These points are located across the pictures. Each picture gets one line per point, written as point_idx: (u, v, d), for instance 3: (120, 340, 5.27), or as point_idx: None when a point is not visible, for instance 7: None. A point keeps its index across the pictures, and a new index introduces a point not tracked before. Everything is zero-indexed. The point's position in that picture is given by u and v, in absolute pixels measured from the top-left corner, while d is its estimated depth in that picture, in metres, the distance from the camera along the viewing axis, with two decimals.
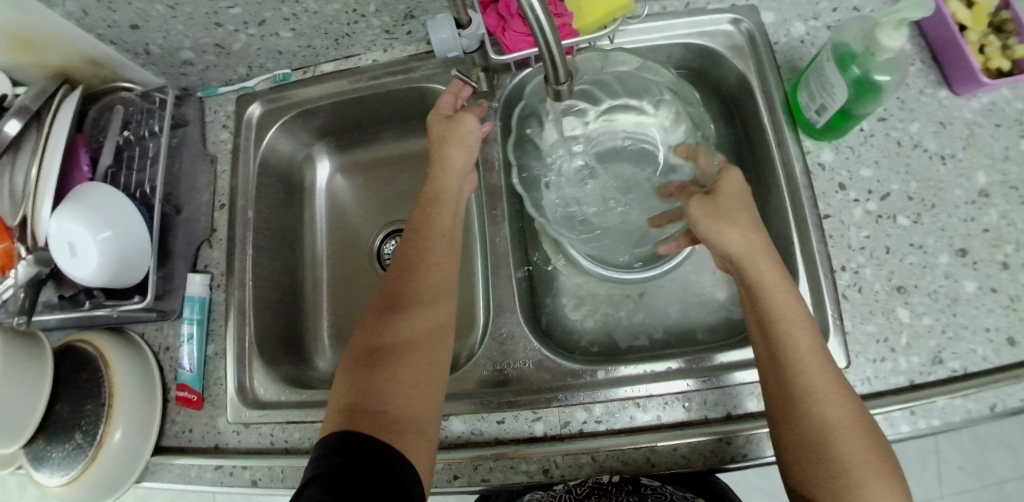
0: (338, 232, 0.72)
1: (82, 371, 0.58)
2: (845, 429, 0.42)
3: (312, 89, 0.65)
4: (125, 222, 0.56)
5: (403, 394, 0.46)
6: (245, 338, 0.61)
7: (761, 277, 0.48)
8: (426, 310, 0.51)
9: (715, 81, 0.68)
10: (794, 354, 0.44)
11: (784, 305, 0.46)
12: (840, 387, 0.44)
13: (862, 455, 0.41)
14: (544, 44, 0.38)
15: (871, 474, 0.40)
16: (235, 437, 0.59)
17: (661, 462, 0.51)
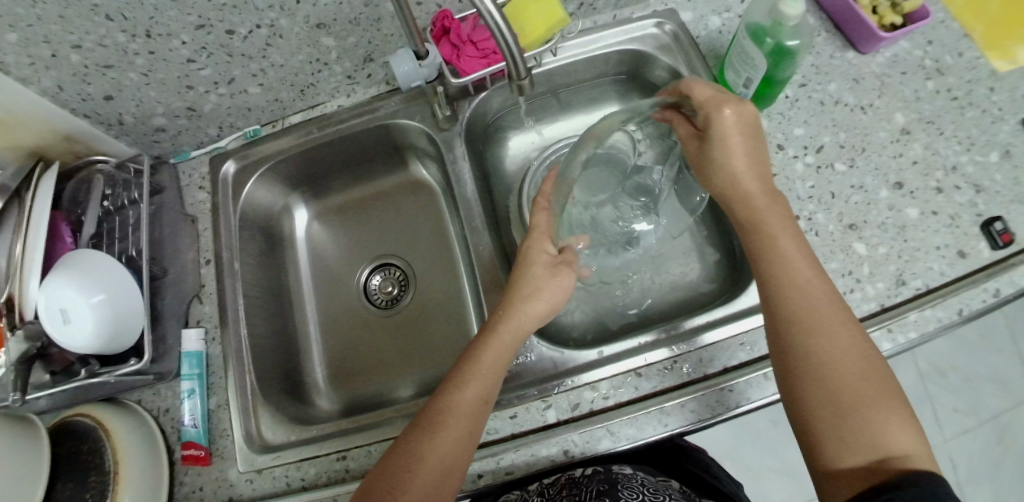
0: (323, 275, 0.74)
1: (85, 443, 0.57)
2: (838, 356, 0.44)
3: (282, 141, 0.69)
4: (116, 285, 0.58)
5: (439, 467, 0.46)
6: (246, 385, 0.61)
7: (748, 211, 0.53)
8: (488, 385, 0.50)
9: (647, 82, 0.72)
10: (786, 282, 0.48)
11: (777, 237, 0.51)
12: (845, 318, 0.46)
13: (852, 380, 0.44)
14: (505, 47, 0.46)
15: (857, 398, 0.43)
16: (249, 486, 0.58)
17: (673, 422, 0.53)
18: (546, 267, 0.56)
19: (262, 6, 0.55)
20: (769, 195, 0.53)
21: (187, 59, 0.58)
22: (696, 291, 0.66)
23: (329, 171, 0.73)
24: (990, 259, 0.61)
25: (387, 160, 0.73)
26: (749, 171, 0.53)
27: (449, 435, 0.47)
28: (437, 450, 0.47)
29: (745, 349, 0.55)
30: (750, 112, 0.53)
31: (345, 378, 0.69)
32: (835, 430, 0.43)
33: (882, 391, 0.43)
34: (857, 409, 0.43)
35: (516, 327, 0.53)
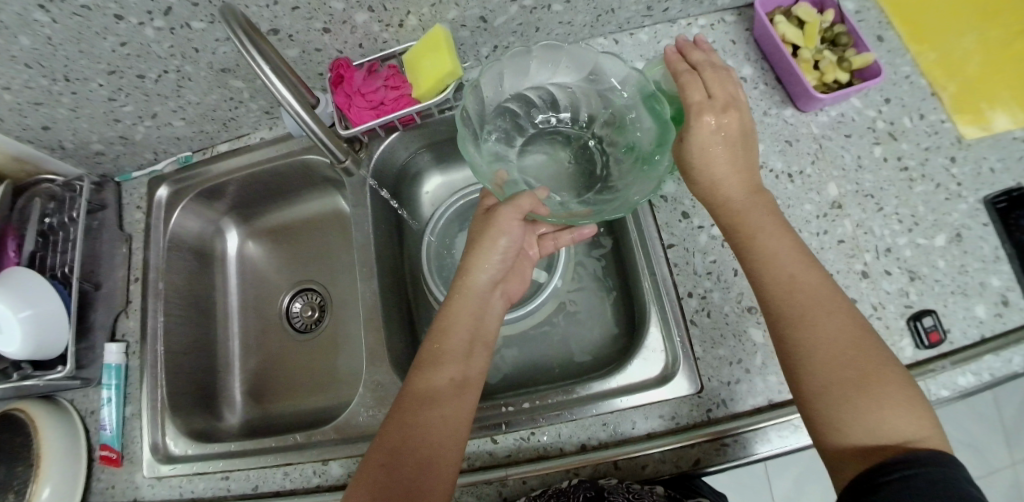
0: (251, 293, 0.78)
1: (17, 437, 0.66)
2: (836, 352, 0.43)
3: (209, 168, 0.72)
4: (44, 301, 0.64)
5: (442, 441, 0.49)
6: (157, 397, 0.67)
7: (734, 204, 0.51)
8: (462, 347, 0.55)
9: None
10: (781, 280, 0.47)
11: (761, 233, 0.49)
12: (837, 307, 0.45)
13: (848, 375, 0.42)
14: (309, 126, 0.55)
15: (860, 390, 0.41)
16: (151, 489, 0.65)
17: (513, 495, 0.54)
18: (490, 215, 0.60)
19: (165, 55, 0.57)
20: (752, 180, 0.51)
21: (108, 98, 0.62)
22: (589, 356, 0.65)
23: (258, 197, 0.76)
24: (913, 359, 0.56)
25: (313, 190, 0.76)
26: (729, 176, 0.51)
27: (441, 412, 0.50)
28: (430, 425, 0.49)
29: (605, 430, 0.55)
30: (735, 121, 0.50)
31: (258, 396, 0.74)
32: (842, 422, 0.41)
33: (885, 377, 0.42)
34: (859, 397, 0.41)
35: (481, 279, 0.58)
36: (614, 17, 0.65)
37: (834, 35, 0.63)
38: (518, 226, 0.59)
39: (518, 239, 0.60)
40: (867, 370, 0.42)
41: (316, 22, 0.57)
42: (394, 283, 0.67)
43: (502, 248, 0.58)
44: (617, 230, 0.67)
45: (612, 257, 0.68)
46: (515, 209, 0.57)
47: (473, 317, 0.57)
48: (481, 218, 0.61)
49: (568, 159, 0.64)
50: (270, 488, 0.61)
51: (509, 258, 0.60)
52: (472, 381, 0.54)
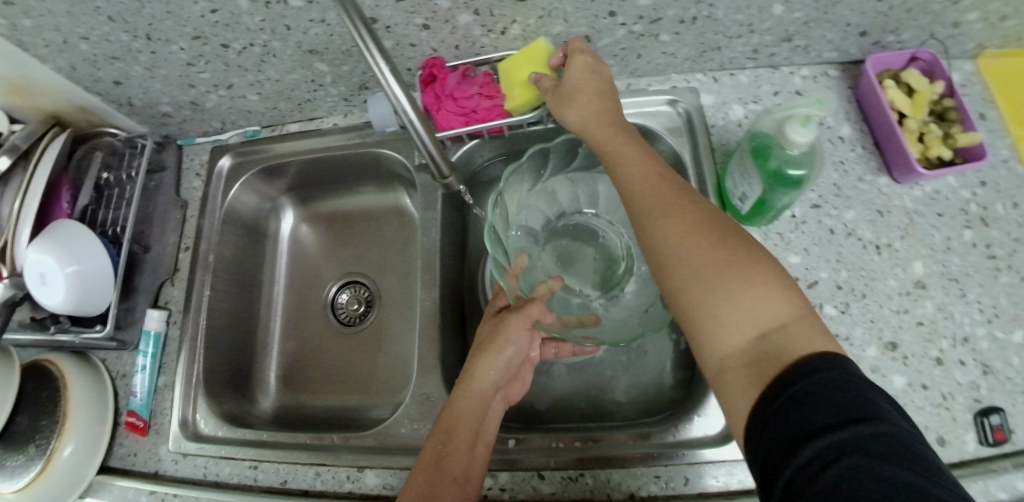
0: (298, 277, 0.76)
1: (43, 390, 0.63)
2: (689, 238, 0.41)
3: (277, 146, 0.70)
4: (92, 258, 0.62)
5: (456, 495, 0.48)
6: (193, 372, 0.65)
7: (643, 184, 0.45)
8: (482, 400, 0.54)
9: None
10: (649, 189, 0.45)
11: (640, 174, 0.46)
12: (676, 233, 0.42)
13: (688, 248, 0.40)
14: (416, 132, 0.51)
15: (729, 265, 0.39)
16: (173, 466, 0.64)
17: None
18: (498, 323, 0.58)
19: (254, 27, 0.54)
20: (619, 127, 0.51)
21: (186, 63, 0.60)
22: (645, 399, 0.63)
23: (320, 181, 0.73)
24: (973, 455, 0.54)
25: (376, 180, 0.73)
26: (633, 169, 0.47)
27: (455, 468, 0.49)
28: (447, 480, 0.48)
29: (657, 483, 0.53)
30: (597, 100, 0.52)
31: (292, 384, 0.71)
32: (750, 384, 0.36)
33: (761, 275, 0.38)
34: (733, 320, 0.38)
35: (496, 368, 0.55)
36: (717, 54, 0.61)
37: (943, 108, 0.60)
38: (527, 334, 0.57)
39: (526, 347, 0.58)
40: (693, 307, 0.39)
41: (418, 16, 0.54)
42: (451, 293, 0.65)
43: (507, 358, 0.56)
44: None
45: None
46: (524, 318, 0.57)
47: (498, 379, 0.55)
48: (489, 324, 0.59)
49: (592, 245, 0.67)
50: (298, 485, 0.59)
51: (514, 365, 0.57)
52: (486, 434, 0.53)
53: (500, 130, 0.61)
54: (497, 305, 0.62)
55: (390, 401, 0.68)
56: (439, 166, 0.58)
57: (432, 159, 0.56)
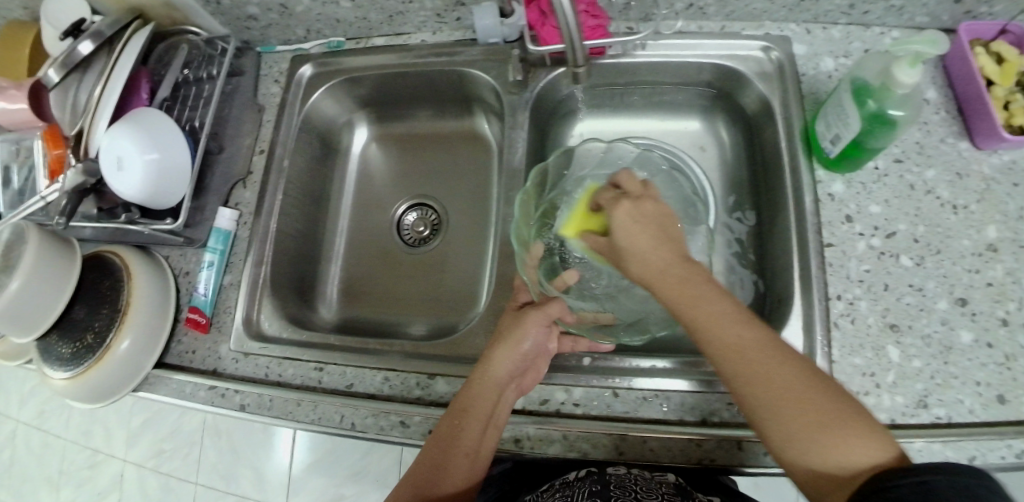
0: (364, 196, 0.76)
1: (107, 279, 0.65)
2: (786, 392, 0.41)
3: (359, 58, 0.69)
4: (170, 148, 0.62)
5: (462, 464, 0.50)
6: (260, 274, 0.65)
7: (655, 261, 0.47)
8: (496, 387, 0.52)
9: (738, 104, 0.66)
10: (721, 332, 0.43)
11: (702, 301, 0.45)
12: (780, 364, 0.42)
13: (789, 409, 0.40)
14: (564, 20, 0.49)
15: (817, 417, 0.40)
16: (233, 364, 0.63)
17: (629, 451, 0.53)
18: (519, 315, 0.55)
19: None
20: (663, 241, 0.48)
21: None
22: None
23: (396, 99, 0.73)
24: None
25: (454, 105, 0.72)
26: (657, 248, 0.47)
27: (466, 445, 0.50)
28: (458, 456, 0.50)
29: (733, 410, 0.53)
30: (650, 208, 0.49)
31: (352, 298, 0.71)
32: (814, 436, 0.39)
33: (849, 410, 0.40)
34: (776, 400, 0.41)
35: (514, 365, 0.53)
36: (815, 6, 0.61)
37: None
38: (547, 330, 0.55)
39: (545, 340, 0.55)
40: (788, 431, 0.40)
41: None
42: None
43: (524, 352, 0.53)
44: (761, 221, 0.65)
45: (754, 246, 0.66)
46: (543, 316, 0.54)
47: (513, 369, 0.53)
48: (513, 315, 0.56)
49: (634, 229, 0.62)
50: (365, 389, 0.59)
51: (529, 359, 0.54)
52: (500, 419, 0.52)
53: (597, 51, 0.63)
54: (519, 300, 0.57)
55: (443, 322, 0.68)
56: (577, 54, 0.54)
57: (571, 46, 0.53)
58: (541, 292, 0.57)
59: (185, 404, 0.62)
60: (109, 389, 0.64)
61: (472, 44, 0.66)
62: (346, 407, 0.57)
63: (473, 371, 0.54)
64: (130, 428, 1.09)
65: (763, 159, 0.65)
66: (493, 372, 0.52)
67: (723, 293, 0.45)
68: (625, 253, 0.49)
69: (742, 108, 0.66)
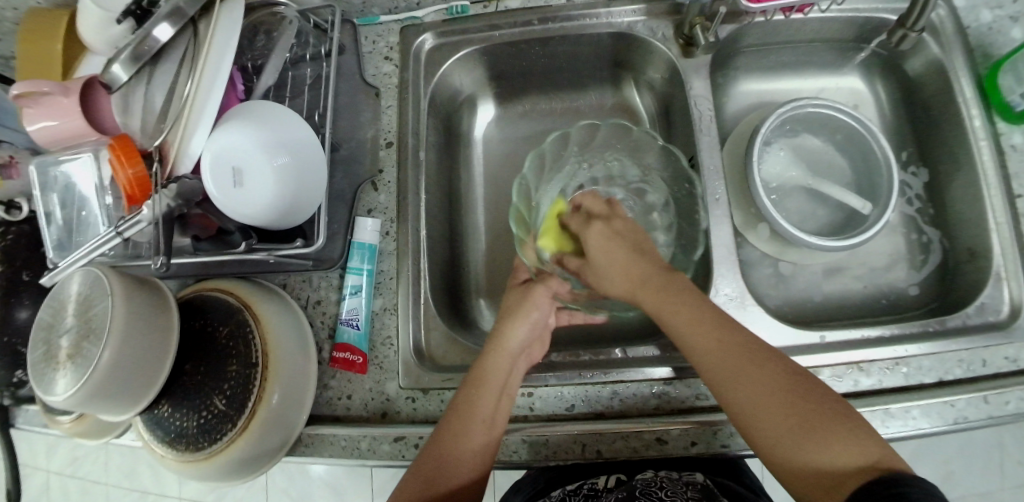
0: (494, 185, 0.66)
1: (226, 325, 0.51)
2: (768, 394, 0.42)
3: (490, 24, 0.59)
4: (302, 149, 0.51)
5: (466, 465, 0.46)
6: (420, 295, 0.55)
7: (642, 283, 0.48)
8: (510, 359, 0.49)
9: (897, 62, 0.66)
10: (719, 340, 0.44)
11: (680, 304, 0.46)
12: (762, 374, 0.43)
13: (766, 410, 0.41)
14: None
15: (812, 427, 0.40)
16: (410, 405, 0.52)
17: None
18: (524, 287, 0.54)
19: None
20: (641, 256, 0.50)
21: None
22: (896, 284, 0.65)
23: (528, 72, 0.64)
24: None
25: (597, 74, 0.64)
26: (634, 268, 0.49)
27: (483, 416, 0.46)
28: (474, 429, 0.46)
29: (964, 367, 0.53)
30: (621, 225, 0.53)
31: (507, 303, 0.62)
32: (804, 440, 0.40)
33: (841, 420, 0.40)
34: (752, 401, 0.42)
35: (513, 338, 0.50)
36: None
37: None
38: (550, 301, 0.53)
39: (549, 313, 0.53)
40: (770, 432, 0.41)
41: None
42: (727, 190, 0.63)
43: (534, 321, 0.51)
44: (945, 168, 0.64)
45: (928, 198, 0.66)
46: (549, 290, 0.53)
47: (525, 340, 0.51)
48: (515, 289, 0.54)
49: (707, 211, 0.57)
50: (591, 408, 0.51)
51: (537, 329, 0.52)
52: (513, 388, 0.49)
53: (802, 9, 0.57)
54: (519, 277, 0.56)
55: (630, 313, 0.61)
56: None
57: None
58: (538, 270, 0.56)
59: (365, 463, 0.51)
60: (258, 460, 0.50)
61: (628, 1, 0.57)
62: (582, 430, 0.49)
63: (485, 346, 0.50)
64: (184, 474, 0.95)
65: (928, 112, 0.65)
66: (508, 340, 0.49)
67: (699, 302, 0.46)
68: (597, 265, 0.51)
69: (907, 74, 0.66)
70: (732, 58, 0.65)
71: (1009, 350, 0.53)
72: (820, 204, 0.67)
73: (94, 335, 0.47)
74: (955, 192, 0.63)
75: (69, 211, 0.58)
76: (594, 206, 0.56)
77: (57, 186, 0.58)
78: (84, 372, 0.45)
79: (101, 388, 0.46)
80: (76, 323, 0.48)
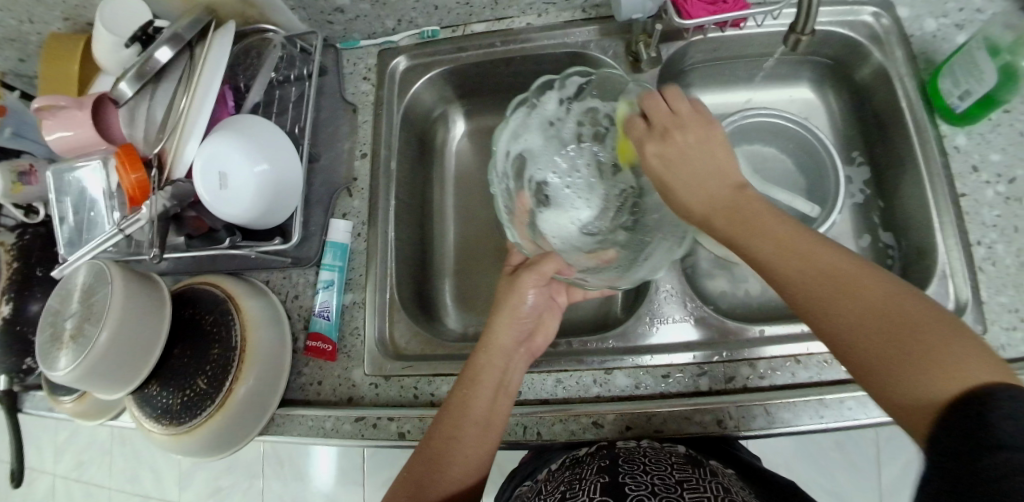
0: (465, 193, 0.72)
1: (212, 314, 0.57)
2: (861, 314, 0.37)
3: (458, 48, 0.65)
4: (280, 157, 0.57)
5: (462, 466, 0.47)
6: (385, 292, 0.60)
7: (714, 194, 0.45)
8: (505, 354, 0.51)
9: (849, 71, 0.70)
10: (811, 277, 0.39)
11: (764, 226, 0.42)
12: (850, 300, 0.37)
13: (868, 321, 0.36)
14: None
15: (937, 350, 0.34)
16: (372, 390, 0.57)
17: (735, 420, 0.51)
18: (511, 277, 0.56)
19: None
20: (715, 175, 0.45)
21: None
22: None
23: (496, 90, 0.70)
24: None
25: None
26: (713, 153, 0.46)
27: (477, 414, 0.48)
28: (469, 424, 0.48)
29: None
30: (689, 149, 0.47)
31: (472, 300, 0.67)
32: (902, 364, 0.34)
33: (954, 335, 0.34)
34: (850, 306, 0.37)
35: (503, 338, 0.52)
36: None
37: None
38: (539, 289, 0.54)
39: (544, 296, 0.56)
40: (868, 347, 0.36)
41: None
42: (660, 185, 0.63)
43: (522, 313, 0.53)
44: (894, 177, 0.67)
45: (879, 202, 0.70)
46: (538, 274, 0.54)
47: (518, 336, 0.53)
48: (506, 279, 0.57)
49: None
50: (536, 395, 0.55)
51: (530, 321, 0.54)
52: (510, 386, 0.51)
53: (738, 23, 0.61)
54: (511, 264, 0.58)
55: (589, 310, 0.66)
56: (813, 20, 0.49)
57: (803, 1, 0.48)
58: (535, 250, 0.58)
59: (327, 441, 0.56)
60: (232, 436, 0.56)
61: (582, 24, 0.63)
62: (524, 413, 0.54)
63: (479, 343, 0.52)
64: (179, 468, 0.99)
65: (878, 120, 0.69)
66: (498, 337, 0.51)
67: (796, 226, 0.42)
68: (673, 182, 0.47)
69: (856, 79, 0.70)
70: (684, 74, 0.70)
71: None
72: None
73: (94, 317, 0.53)
74: (903, 199, 0.66)
75: (80, 214, 0.64)
76: (657, 109, 0.49)
77: (72, 190, 0.64)
78: (84, 351, 0.51)
79: (97, 366, 0.51)
80: (80, 307, 0.54)
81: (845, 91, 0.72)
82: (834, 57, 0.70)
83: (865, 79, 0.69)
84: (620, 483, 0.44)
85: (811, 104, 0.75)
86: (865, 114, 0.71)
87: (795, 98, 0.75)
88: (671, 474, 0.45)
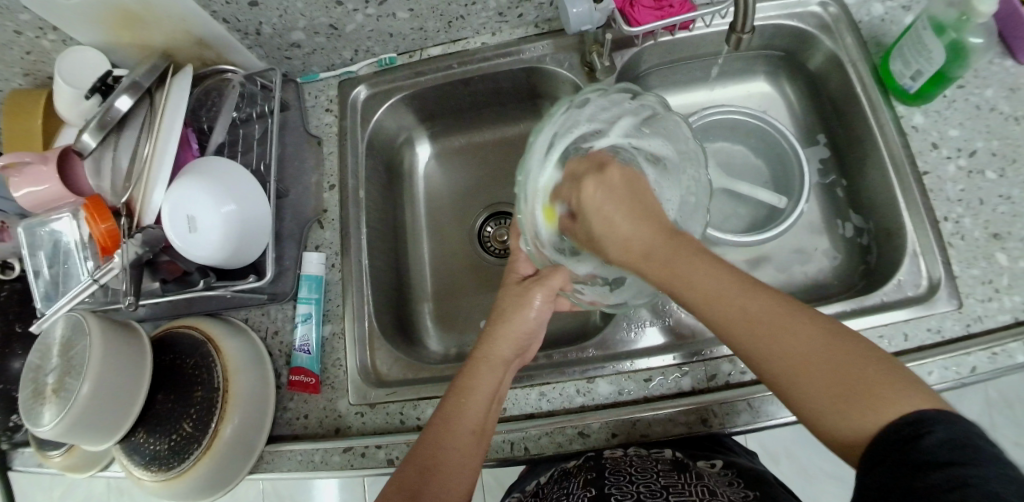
0: (436, 215, 0.73)
1: (194, 357, 0.57)
2: (802, 355, 0.37)
3: (416, 72, 0.66)
4: (247, 196, 0.57)
5: (455, 474, 0.46)
6: (364, 320, 0.60)
7: (648, 245, 0.45)
8: (503, 367, 0.51)
9: (803, 61, 0.71)
10: (737, 307, 0.40)
11: (697, 271, 0.42)
12: (792, 332, 0.38)
13: (803, 371, 0.37)
14: None
15: (857, 384, 0.35)
16: (360, 419, 0.57)
17: (720, 417, 0.52)
18: (523, 288, 0.54)
19: None
20: (644, 217, 0.47)
21: None
22: (819, 277, 0.70)
23: (459, 110, 0.71)
24: None
25: (521, 105, 0.71)
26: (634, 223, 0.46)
27: (472, 422, 0.48)
28: (462, 434, 0.47)
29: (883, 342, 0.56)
30: (615, 180, 0.50)
31: (452, 320, 0.68)
32: (834, 406, 0.36)
33: (877, 370, 0.36)
34: (797, 369, 0.37)
35: (500, 349, 0.51)
36: None
37: None
38: (551, 303, 0.54)
39: (548, 315, 0.54)
40: (801, 393, 0.37)
41: None
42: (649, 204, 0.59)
43: (528, 324, 0.52)
44: (857, 162, 0.68)
45: (843, 187, 0.71)
46: (547, 288, 0.53)
47: (518, 348, 0.52)
48: (514, 288, 0.56)
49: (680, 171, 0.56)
50: (522, 410, 0.56)
51: (533, 335, 0.54)
52: (502, 395, 0.51)
53: (687, 25, 0.62)
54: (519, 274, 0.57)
55: (570, 321, 0.66)
56: (751, 18, 0.51)
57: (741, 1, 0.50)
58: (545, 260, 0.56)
59: (318, 474, 0.56)
60: (222, 478, 0.56)
61: (536, 39, 0.64)
62: (510, 430, 0.54)
63: (474, 354, 0.52)
64: None
65: (835, 108, 0.70)
66: (499, 348, 0.51)
67: (718, 263, 0.42)
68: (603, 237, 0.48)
69: (810, 69, 0.71)
70: (642, 79, 0.71)
71: (925, 321, 0.56)
72: (741, 203, 0.71)
73: (75, 371, 0.52)
74: (868, 182, 0.67)
75: (55, 267, 0.64)
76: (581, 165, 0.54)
77: (44, 245, 0.64)
78: (66, 405, 0.50)
79: (82, 418, 0.51)
80: (59, 361, 0.54)
81: (802, 82, 0.74)
82: (787, 49, 0.71)
83: (819, 68, 0.70)
84: (604, 496, 0.46)
85: (768, 99, 0.77)
86: (822, 102, 0.72)
87: (752, 93, 0.77)
88: (656, 481, 0.47)
